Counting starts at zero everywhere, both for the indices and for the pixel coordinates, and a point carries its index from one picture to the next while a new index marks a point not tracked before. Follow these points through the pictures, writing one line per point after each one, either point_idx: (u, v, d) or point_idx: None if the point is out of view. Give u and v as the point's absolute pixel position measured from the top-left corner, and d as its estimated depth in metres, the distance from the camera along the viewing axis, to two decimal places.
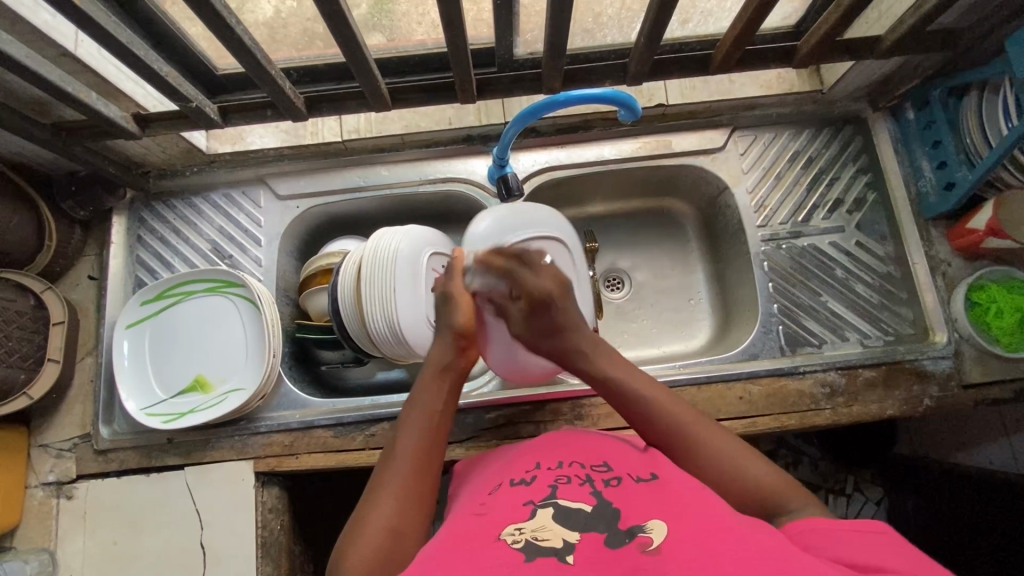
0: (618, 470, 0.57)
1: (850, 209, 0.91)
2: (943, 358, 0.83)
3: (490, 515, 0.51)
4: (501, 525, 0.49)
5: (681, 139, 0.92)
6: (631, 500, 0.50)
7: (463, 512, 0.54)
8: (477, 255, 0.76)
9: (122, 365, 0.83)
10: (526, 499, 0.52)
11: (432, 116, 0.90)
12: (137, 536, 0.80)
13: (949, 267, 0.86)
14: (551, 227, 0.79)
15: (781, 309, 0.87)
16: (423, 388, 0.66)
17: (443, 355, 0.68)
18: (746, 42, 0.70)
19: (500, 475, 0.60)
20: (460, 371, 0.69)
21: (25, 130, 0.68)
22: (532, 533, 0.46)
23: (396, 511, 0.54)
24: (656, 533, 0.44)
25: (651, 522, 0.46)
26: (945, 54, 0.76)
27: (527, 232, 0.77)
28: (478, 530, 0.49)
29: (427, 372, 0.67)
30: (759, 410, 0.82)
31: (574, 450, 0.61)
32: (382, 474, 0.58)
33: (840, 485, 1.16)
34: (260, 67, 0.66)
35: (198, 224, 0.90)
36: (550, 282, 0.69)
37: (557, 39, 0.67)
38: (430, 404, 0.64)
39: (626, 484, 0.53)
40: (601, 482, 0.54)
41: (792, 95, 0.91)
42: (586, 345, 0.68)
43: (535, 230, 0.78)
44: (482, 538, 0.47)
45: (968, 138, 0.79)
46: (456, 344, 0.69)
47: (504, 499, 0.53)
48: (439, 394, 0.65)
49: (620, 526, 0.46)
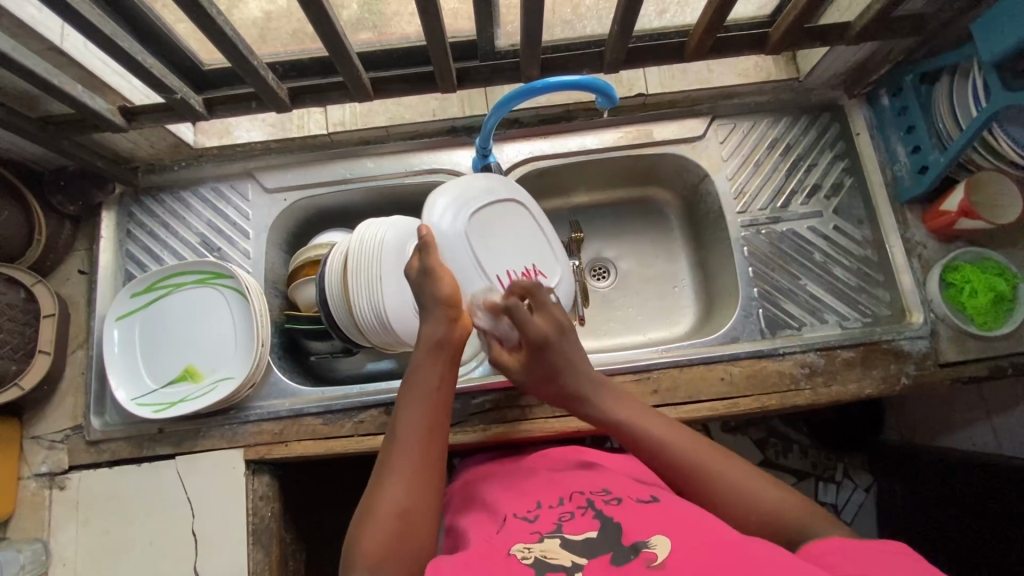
0: (619, 492, 0.60)
1: (828, 194, 0.92)
2: (920, 337, 0.84)
3: (501, 540, 0.55)
4: (509, 545, 0.53)
5: (662, 128, 0.93)
6: (632, 518, 0.53)
7: (479, 534, 0.59)
8: (450, 240, 0.73)
9: (112, 354, 0.84)
10: (533, 529, 0.55)
11: (416, 108, 0.93)
12: (129, 525, 0.81)
13: (925, 250, 0.88)
14: (503, 190, 0.81)
15: (761, 292, 0.89)
16: (418, 369, 0.64)
17: (434, 333, 0.65)
18: (717, 28, 0.71)
19: (507, 500, 0.64)
20: (454, 346, 0.67)
21: (14, 124, 0.70)
22: (541, 552, 0.51)
23: (404, 498, 0.55)
24: (660, 548, 0.47)
25: (653, 536, 0.49)
26: (914, 39, 0.78)
27: (487, 200, 0.79)
28: (491, 552, 0.52)
29: (420, 351, 0.66)
30: (740, 391, 0.83)
31: (576, 479, 0.65)
32: (387, 460, 0.59)
33: (830, 472, 1.19)
34: (244, 59, 0.67)
35: (186, 217, 0.92)
36: (545, 322, 0.69)
37: (532, 28, 0.69)
38: (425, 385, 0.63)
39: (627, 503, 0.57)
40: (603, 503, 0.57)
41: (768, 84, 0.93)
42: (585, 386, 0.69)
43: (493, 195, 0.79)
44: (493, 557, 0.51)
45: (940, 122, 0.80)
46: (448, 319, 0.66)
47: (510, 529, 0.57)
48: (434, 375, 0.64)
49: (623, 543, 0.50)
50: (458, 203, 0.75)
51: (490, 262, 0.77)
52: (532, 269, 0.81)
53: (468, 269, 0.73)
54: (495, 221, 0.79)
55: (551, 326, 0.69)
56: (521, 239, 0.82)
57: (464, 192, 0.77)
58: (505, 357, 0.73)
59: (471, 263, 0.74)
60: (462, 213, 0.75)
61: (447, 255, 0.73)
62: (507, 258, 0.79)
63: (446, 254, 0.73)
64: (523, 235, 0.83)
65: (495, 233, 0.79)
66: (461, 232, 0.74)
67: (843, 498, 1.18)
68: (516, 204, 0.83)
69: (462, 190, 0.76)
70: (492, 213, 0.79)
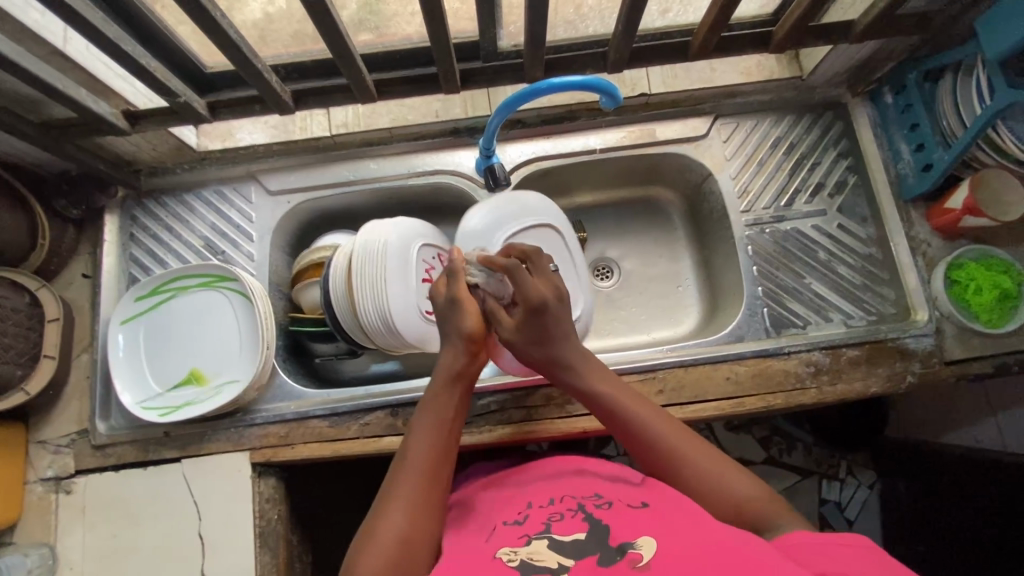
0: (610, 497, 0.60)
1: (832, 192, 0.92)
2: (925, 335, 0.84)
3: (488, 548, 0.55)
4: (496, 547, 0.55)
5: (665, 128, 0.93)
6: (620, 521, 0.54)
7: (470, 532, 0.60)
8: (475, 251, 0.79)
9: (116, 358, 0.84)
10: (522, 532, 0.56)
11: (418, 109, 0.93)
12: (135, 529, 0.81)
13: (929, 247, 0.88)
14: (539, 216, 0.82)
15: (765, 291, 0.89)
16: (435, 396, 0.65)
17: (455, 362, 0.67)
18: (722, 27, 0.71)
19: (499, 503, 0.64)
20: (471, 376, 0.68)
21: (17, 129, 0.70)
22: (528, 555, 0.52)
23: (408, 524, 0.56)
24: (646, 549, 0.49)
25: (641, 536, 0.51)
26: (917, 37, 0.78)
27: (519, 222, 0.81)
28: (479, 557, 0.53)
29: (438, 378, 0.66)
30: (745, 390, 0.83)
31: (568, 483, 0.64)
32: (393, 482, 0.60)
33: (834, 470, 1.18)
34: (248, 62, 0.67)
35: (190, 220, 0.92)
36: (544, 285, 0.68)
37: (536, 28, 0.69)
38: (439, 413, 0.64)
39: (617, 508, 0.57)
40: (592, 507, 0.57)
41: (771, 82, 0.93)
42: (576, 358, 0.68)
43: (527, 221, 0.81)
44: (480, 563, 0.52)
45: (944, 120, 0.80)
46: (469, 352, 0.67)
47: (499, 535, 0.57)
48: (448, 404, 0.65)
49: (609, 543, 0.51)
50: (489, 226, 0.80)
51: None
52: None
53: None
54: (526, 243, 0.81)
55: (552, 285, 0.68)
56: (548, 264, 0.83)
57: (498, 211, 0.81)
58: (503, 320, 0.69)
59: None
60: (491, 229, 0.80)
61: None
62: None
63: None
64: (555, 260, 0.83)
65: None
66: (487, 244, 0.79)
67: (846, 495, 1.17)
68: (551, 229, 0.83)
69: (496, 215, 0.81)
70: (525, 236, 0.81)
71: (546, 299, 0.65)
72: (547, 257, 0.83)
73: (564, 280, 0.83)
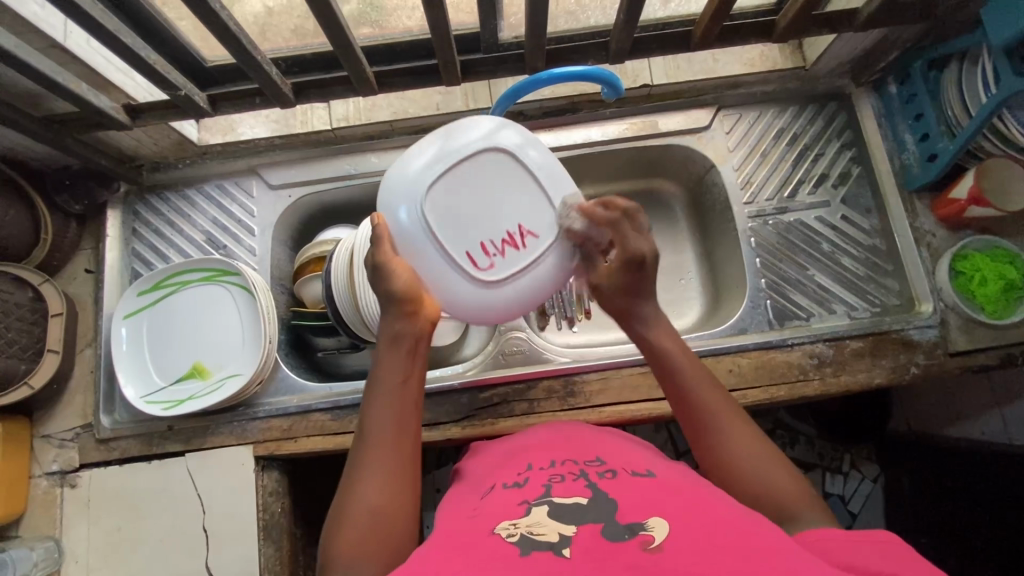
0: (612, 465, 0.57)
1: (835, 183, 0.92)
2: (929, 326, 0.84)
3: (486, 515, 0.51)
4: (494, 520, 0.50)
5: (667, 120, 0.93)
6: (625, 493, 0.50)
7: (463, 510, 0.56)
8: (402, 222, 0.62)
9: (120, 352, 0.84)
10: (521, 498, 0.52)
11: (419, 102, 0.93)
12: (140, 523, 0.81)
13: (933, 238, 0.87)
14: (481, 141, 0.63)
15: (768, 283, 0.89)
16: (379, 366, 0.62)
17: (392, 328, 0.63)
18: (725, 16, 0.71)
19: (494, 475, 0.62)
20: (415, 338, 0.64)
21: (19, 122, 0.70)
22: (527, 528, 0.47)
23: (379, 494, 0.54)
24: (658, 532, 0.44)
25: (651, 519, 0.46)
26: (922, 26, 0.77)
27: (456, 154, 0.62)
28: (473, 528, 0.49)
29: (383, 343, 0.63)
30: (748, 382, 0.83)
31: (568, 450, 0.62)
32: (358, 458, 0.58)
33: (837, 463, 1.16)
34: (248, 54, 0.67)
35: (192, 216, 0.92)
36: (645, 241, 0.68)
37: (537, 19, 0.68)
38: (392, 378, 0.61)
39: (620, 477, 0.54)
40: (596, 476, 0.55)
41: (775, 73, 0.92)
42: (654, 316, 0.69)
43: (461, 152, 0.62)
44: (474, 537, 0.47)
45: (949, 110, 0.80)
46: (405, 314, 0.63)
47: (497, 497, 0.55)
48: (401, 368, 0.62)
49: (618, 521, 0.46)
50: (417, 173, 0.62)
51: (454, 237, 0.62)
52: (519, 231, 0.64)
53: (429, 258, 0.62)
54: (471, 179, 0.63)
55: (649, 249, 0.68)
56: (506, 200, 0.63)
57: (427, 150, 0.62)
58: (599, 268, 0.69)
59: (428, 245, 0.62)
60: (419, 181, 0.61)
61: (401, 242, 0.63)
62: (485, 230, 0.63)
63: (398, 242, 0.63)
64: (514, 190, 0.64)
65: (461, 196, 0.62)
66: (414, 208, 0.61)
67: (850, 489, 1.15)
68: (503, 152, 0.63)
69: (423, 156, 0.62)
70: (467, 171, 0.63)
71: (646, 253, 0.66)
72: (501, 187, 0.63)
73: (526, 220, 0.64)
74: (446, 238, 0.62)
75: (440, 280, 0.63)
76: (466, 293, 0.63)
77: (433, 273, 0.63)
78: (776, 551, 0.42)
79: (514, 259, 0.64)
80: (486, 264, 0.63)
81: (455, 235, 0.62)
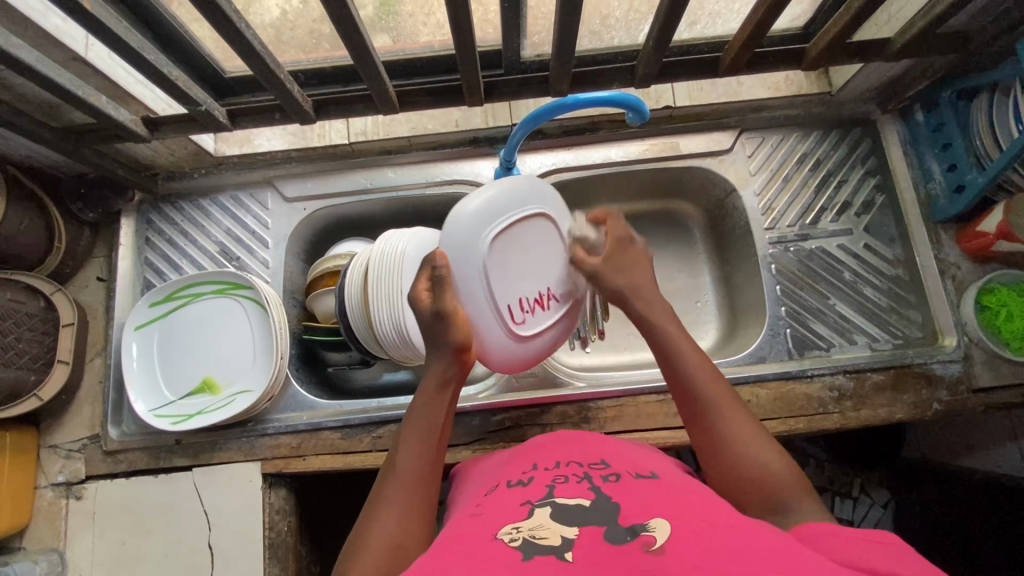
0: (617, 467, 0.53)
1: (859, 211, 0.90)
2: (952, 361, 0.82)
3: (485, 517, 0.47)
4: (497, 524, 0.45)
5: (688, 142, 0.91)
6: (631, 497, 0.46)
7: (460, 513, 0.51)
8: (465, 267, 0.62)
9: (130, 369, 0.83)
10: (524, 499, 0.48)
11: (437, 119, 0.92)
12: (143, 538, 0.80)
13: (959, 270, 0.86)
14: (534, 202, 0.67)
15: (788, 312, 0.87)
16: (420, 401, 0.62)
17: (444, 369, 0.63)
18: (756, 44, 0.70)
19: (498, 475, 0.57)
20: (460, 382, 0.64)
21: (38, 134, 0.69)
22: (530, 532, 0.42)
23: (396, 526, 0.52)
24: (659, 532, 0.41)
25: (652, 519, 0.43)
26: (954, 57, 0.75)
27: (529, 209, 0.66)
28: (474, 531, 0.45)
29: (426, 386, 0.63)
30: (767, 413, 0.81)
31: (570, 448, 0.57)
32: (383, 487, 0.57)
33: (847, 487, 1.11)
34: (269, 71, 0.65)
35: (206, 226, 0.91)
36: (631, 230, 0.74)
37: (565, 44, 0.68)
38: (430, 419, 0.61)
39: (626, 481, 0.50)
40: (599, 478, 0.50)
41: (799, 98, 0.91)
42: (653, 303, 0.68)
43: (522, 212, 0.66)
44: (474, 543, 0.43)
45: (977, 140, 0.78)
46: (457, 359, 0.63)
47: (500, 496, 0.51)
48: (441, 410, 0.62)
49: (620, 523, 0.43)
50: (488, 217, 0.63)
51: (502, 291, 0.65)
52: (548, 294, 0.70)
53: (479, 305, 0.64)
54: (524, 242, 0.66)
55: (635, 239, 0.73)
56: (542, 261, 0.69)
57: (503, 196, 0.64)
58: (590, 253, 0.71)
59: (481, 292, 0.63)
60: (488, 228, 0.63)
61: (462, 290, 0.63)
62: (524, 288, 0.67)
63: (459, 284, 0.62)
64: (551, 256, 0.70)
65: (516, 254, 0.66)
66: (478, 252, 0.62)
67: (859, 514, 1.09)
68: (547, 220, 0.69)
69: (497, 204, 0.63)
70: (521, 235, 0.66)
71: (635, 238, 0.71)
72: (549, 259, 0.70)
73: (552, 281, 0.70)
74: (496, 288, 0.64)
75: (480, 326, 0.65)
76: (499, 339, 0.66)
77: (483, 321, 0.65)
78: (796, 556, 0.38)
79: (540, 317, 0.70)
80: (520, 319, 0.67)
81: (500, 289, 0.64)
